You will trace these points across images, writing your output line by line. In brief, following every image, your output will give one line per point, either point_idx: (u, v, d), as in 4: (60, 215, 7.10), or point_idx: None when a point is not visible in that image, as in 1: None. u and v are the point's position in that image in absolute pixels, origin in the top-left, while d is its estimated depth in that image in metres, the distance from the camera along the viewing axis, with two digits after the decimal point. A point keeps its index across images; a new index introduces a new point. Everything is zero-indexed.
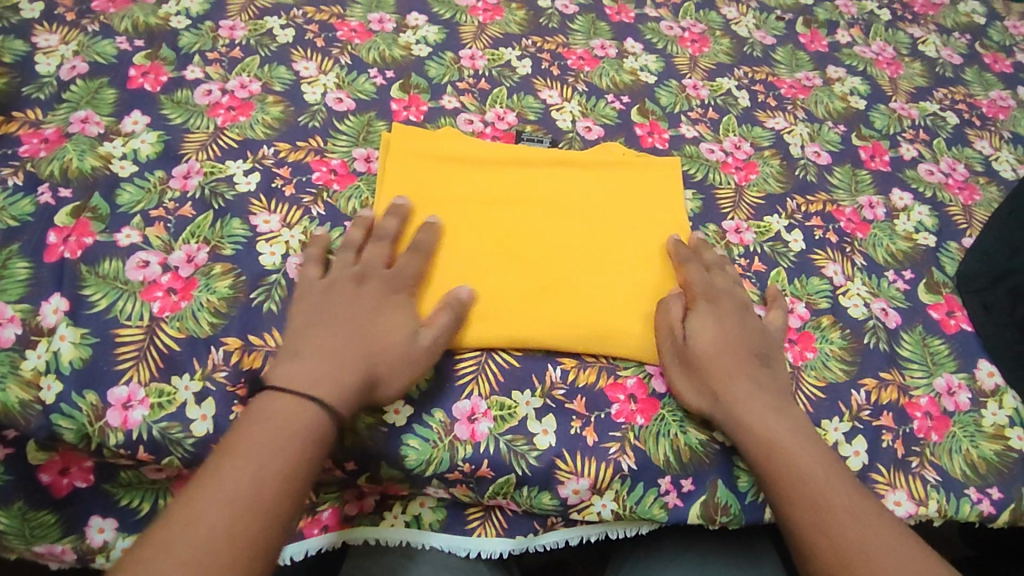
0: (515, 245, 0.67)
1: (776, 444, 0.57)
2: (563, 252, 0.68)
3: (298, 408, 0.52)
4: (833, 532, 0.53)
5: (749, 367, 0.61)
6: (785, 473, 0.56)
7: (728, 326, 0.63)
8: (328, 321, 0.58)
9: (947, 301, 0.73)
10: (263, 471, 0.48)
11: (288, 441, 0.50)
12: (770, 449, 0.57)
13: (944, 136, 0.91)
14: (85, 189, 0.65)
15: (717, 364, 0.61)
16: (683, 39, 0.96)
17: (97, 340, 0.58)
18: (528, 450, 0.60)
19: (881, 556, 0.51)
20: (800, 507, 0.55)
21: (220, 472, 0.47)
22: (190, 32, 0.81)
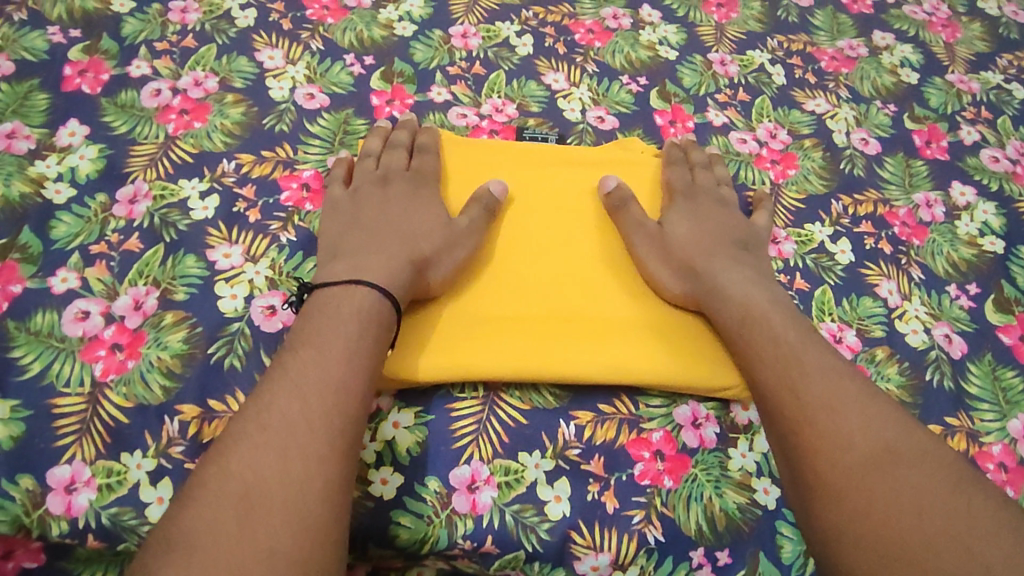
0: (525, 262, 0.58)
1: (753, 318, 0.54)
2: (584, 272, 0.58)
3: (349, 293, 0.50)
4: (801, 386, 0.50)
5: (731, 256, 0.59)
6: (763, 333, 0.53)
7: (703, 221, 0.61)
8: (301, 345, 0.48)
9: (1019, 321, 0.63)
10: (322, 357, 0.46)
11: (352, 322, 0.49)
12: (746, 321, 0.54)
13: (1010, 114, 0.79)
14: (12, 222, 0.56)
15: (689, 250, 0.59)
16: (708, 4, 0.83)
17: (30, 413, 0.49)
18: (538, 523, 0.51)
19: (850, 411, 0.48)
20: (768, 369, 0.51)
21: (291, 363, 0.46)
22: (134, 17, 0.70)
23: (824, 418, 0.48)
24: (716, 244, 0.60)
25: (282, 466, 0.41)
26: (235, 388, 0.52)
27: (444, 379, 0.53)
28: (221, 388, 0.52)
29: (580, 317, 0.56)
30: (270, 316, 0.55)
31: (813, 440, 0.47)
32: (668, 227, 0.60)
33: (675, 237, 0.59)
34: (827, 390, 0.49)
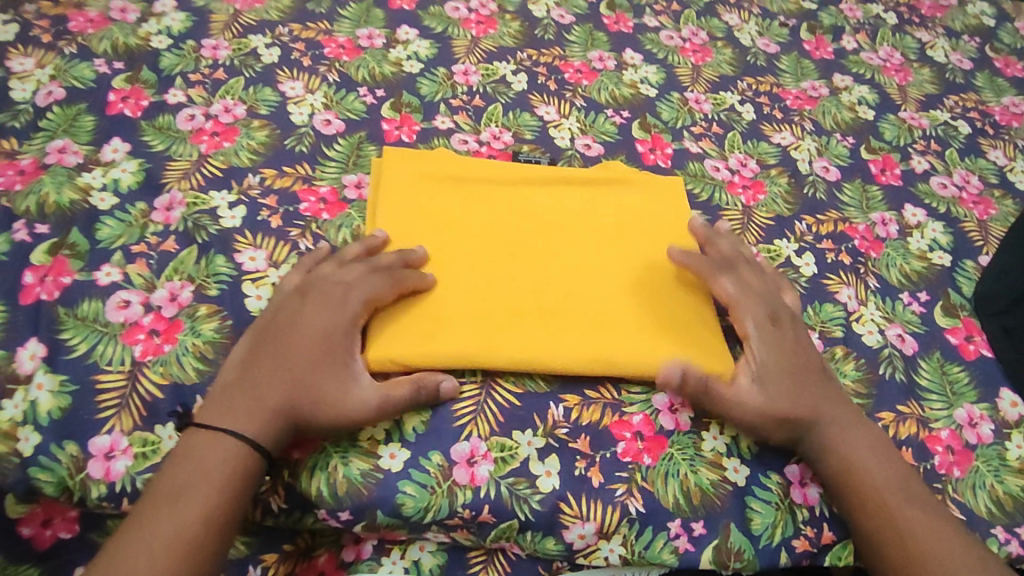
0: (523, 261, 0.64)
1: (856, 467, 0.57)
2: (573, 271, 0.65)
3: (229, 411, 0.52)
4: (903, 525, 0.54)
5: (820, 375, 0.61)
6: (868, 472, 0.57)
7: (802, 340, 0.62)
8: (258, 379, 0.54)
9: (964, 324, 0.71)
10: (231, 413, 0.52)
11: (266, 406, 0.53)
12: (847, 470, 0.57)
13: (957, 146, 0.88)
14: (63, 225, 0.62)
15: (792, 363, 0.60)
16: (684, 49, 0.92)
17: (76, 388, 0.55)
18: (530, 495, 0.57)
19: (927, 535, 0.54)
20: (872, 505, 0.55)
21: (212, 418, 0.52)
22: (171, 52, 0.78)
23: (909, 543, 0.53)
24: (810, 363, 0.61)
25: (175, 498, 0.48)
26: None
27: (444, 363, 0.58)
28: None
29: (570, 311, 0.62)
30: None
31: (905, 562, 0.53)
32: (789, 349, 0.61)
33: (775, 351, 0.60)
34: (920, 521, 0.54)
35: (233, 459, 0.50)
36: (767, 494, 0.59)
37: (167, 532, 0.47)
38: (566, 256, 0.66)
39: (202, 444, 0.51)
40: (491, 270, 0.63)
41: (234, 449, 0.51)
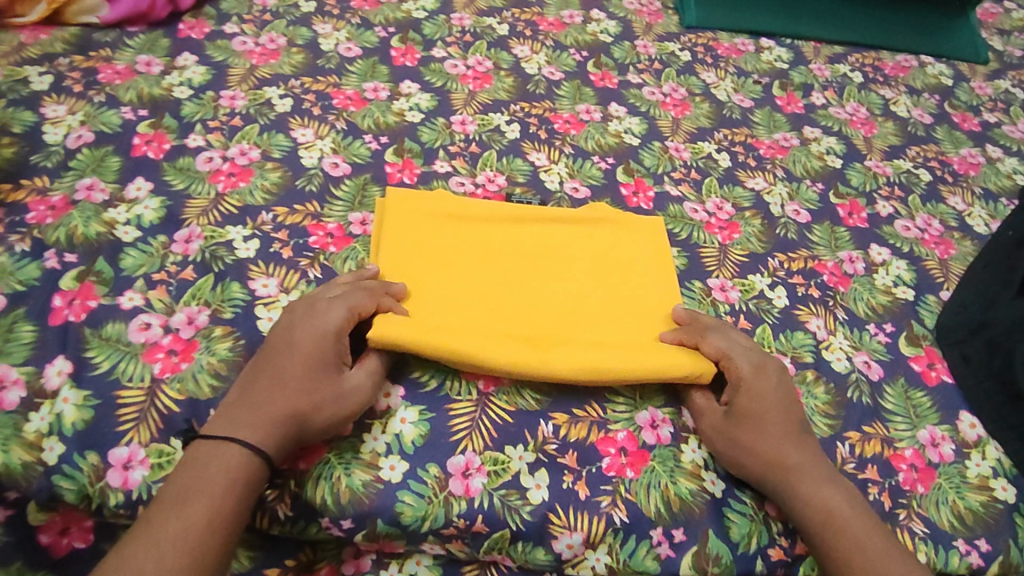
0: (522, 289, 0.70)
1: (837, 514, 0.59)
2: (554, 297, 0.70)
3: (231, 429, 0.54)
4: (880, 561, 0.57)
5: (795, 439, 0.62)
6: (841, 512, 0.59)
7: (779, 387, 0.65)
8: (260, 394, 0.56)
9: (927, 353, 0.76)
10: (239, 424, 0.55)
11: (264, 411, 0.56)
12: (830, 520, 0.59)
13: (918, 193, 0.95)
14: (89, 254, 0.67)
15: (764, 419, 0.62)
16: (665, 103, 1.00)
17: (99, 402, 0.59)
18: (521, 505, 0.60)
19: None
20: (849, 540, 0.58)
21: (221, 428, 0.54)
22: (192, 101, 0.85)
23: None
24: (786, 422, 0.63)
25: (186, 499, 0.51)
26: None
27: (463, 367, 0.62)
28: None
29: (553, 333, 0.67)
30: None
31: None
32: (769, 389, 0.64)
33: (749, 407, 0.63)
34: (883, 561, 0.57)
35: (232, 473, 0.52)
36: (743, 506, 0.63)
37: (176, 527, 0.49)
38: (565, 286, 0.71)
39: (204, 465, 0.52)
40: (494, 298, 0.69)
41: (235, 462, 0.53)
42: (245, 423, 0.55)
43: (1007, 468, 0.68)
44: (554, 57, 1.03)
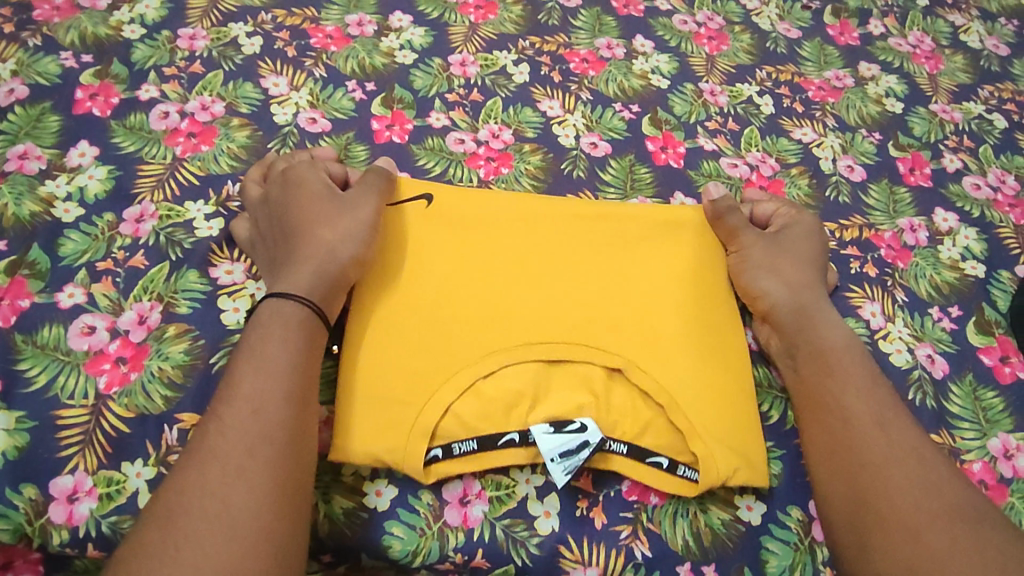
0: (551, 276, 0.60)
1: (830, 354, 0.57)
2: (576, 318, 0.58)
3: (283, 318, 0.50)
4: (890, 427, 0.53)
5: (816, 283, 0.63)
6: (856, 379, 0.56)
7: (802, 246, 0.64)
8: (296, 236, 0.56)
9: (1000, 344, 0.65)
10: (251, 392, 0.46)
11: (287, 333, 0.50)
12: (826, 355, 0.57)
13: (992, 142, 0.82)
14: (23, 240, 0.58)
15: (796, 265, 0.63)
16: (699, 36, 0.86)
17: (34, 424, 0.51)
18: (528, 538, 0.53)
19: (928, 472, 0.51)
20: (863, 405, 0.54)
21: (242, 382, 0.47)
22: (144, 43, 0.72)
23: (891, 429, 0.53)
24: (810, 269, 0.63)
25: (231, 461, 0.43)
26: None
27: (460, 373, 0.55)
28: None
29: (571, 304, 0.59)
30: None
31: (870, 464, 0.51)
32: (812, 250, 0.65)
33: (796, 262, 0.63)
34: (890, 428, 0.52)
35: (278, 338, 0.49)
36: (786, 534, 0.55)
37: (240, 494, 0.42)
38: (581, 263, 0.61)
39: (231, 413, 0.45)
40: (506, 290, 0.59)
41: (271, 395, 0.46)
42: (286, 278, 0.53)
43: None
44: None
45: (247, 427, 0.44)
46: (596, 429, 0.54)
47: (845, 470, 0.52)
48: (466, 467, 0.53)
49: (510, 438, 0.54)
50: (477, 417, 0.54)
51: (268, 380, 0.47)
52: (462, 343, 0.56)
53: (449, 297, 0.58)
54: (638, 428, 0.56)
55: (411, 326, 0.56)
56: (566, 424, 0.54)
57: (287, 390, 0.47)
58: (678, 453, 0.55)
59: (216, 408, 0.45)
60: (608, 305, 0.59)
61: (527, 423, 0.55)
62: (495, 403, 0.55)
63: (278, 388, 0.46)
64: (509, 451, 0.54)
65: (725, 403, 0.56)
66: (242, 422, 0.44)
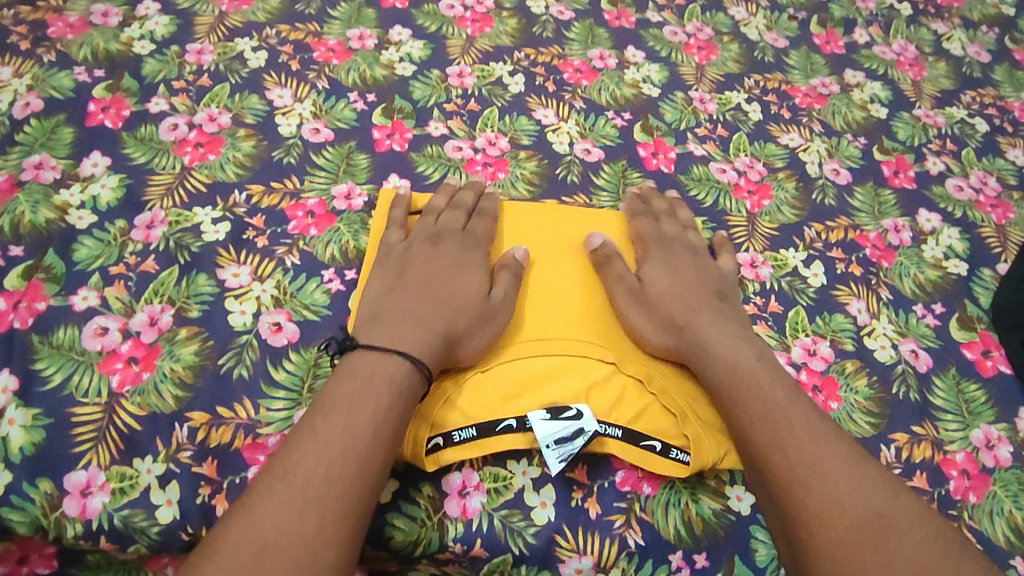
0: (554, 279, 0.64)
1: (740, 365, 0.57)
2: (571, 311, 0.62)
3: (385, 359, 0.52)
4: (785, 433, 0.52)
5: (710, 303, 0.62)
6: (750, 394, 0.55)
7: (681, 272, 0.65)
8: (418, 293, 0.59)
9: (982, 339, 0.67)
10: (353, 418, 0.48)
11: (383, 361, 0.52)
12: (735, 373, 0.57)
13: (974, 146, 0.84)
14: (38, 246, 0.60)
15: (659, 295, 0.62)
16: (689, 46, 0.89)
17: (50, 421, 0.53)
18: (525, 527, 0.55)
19: (835, 469, 0.50)
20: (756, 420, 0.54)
21: (336, 403, 0.49)
22: (154, 58, 0.75)
23: (785, 432, 0.52)
24: (701, 291, 0.63)
25: (312, 471, 0.46)
26: (244, 396, 0.56)
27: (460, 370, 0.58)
28: (230, 397, 0.56)
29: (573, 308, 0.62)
30: (275, 331, 0.59)
31: (777, 441, 0.52)
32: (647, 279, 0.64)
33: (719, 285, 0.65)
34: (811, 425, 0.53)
35: (378, 385, 0.51)
36: None
37: (318, 513, 0.44)
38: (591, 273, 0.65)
39: (323, 427, 0.48)
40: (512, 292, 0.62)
41: (367, 420, 0.49)
42: (384, 332, 0.55)
43: None
44: None
45: (343, 473, 0.46)
46: (592, 416, 0.56)
47: (750, 448, 0.53)
48: (466, 454, 0.55)
49: (508, 424, 0.56)
50: (476, 405, 0.57)
51: (374, 422, 0.49)
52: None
53: None
54: (631, 415, 0.58)
55: None
56: (562, 410, 0.56)
57: (389, 440, 0.49)
58: (670, 436, 0.57)
59: (310, 426, 0.48)
60: (607, 307, 0.63)
61: (524, 411, 0.57)
62: (491, 395, 0.57)
63: (381, 437, 0.49)
64: (508, 437, 0.56)
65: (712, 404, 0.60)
66: (340, 464, 0.46)
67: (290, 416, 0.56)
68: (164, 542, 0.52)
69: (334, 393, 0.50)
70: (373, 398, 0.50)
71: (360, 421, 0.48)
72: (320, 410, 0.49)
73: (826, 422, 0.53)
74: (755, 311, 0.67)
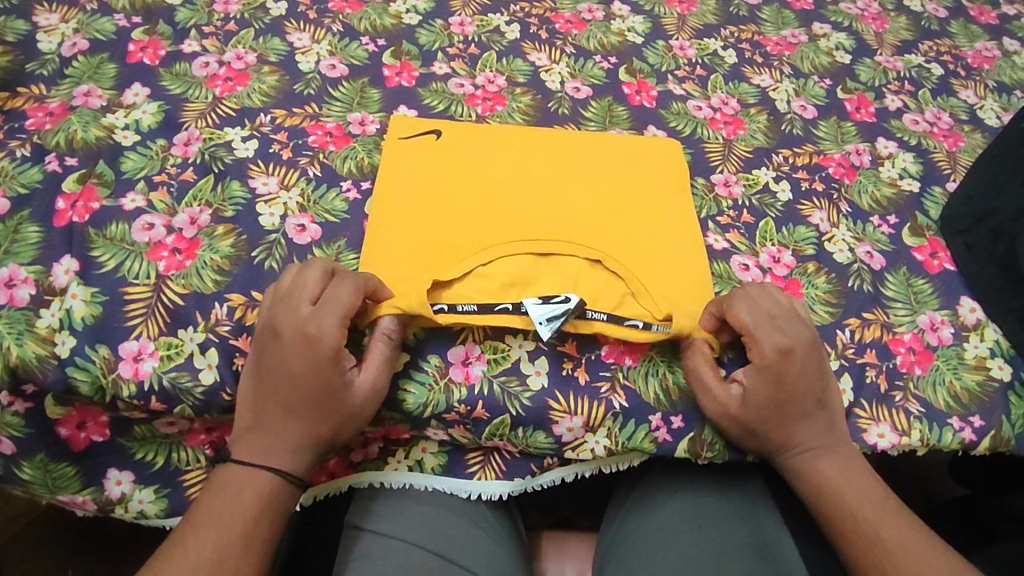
0: (541, 187, 0.71)
1: (826, 485, 0.60)
2: (559, 216, 0.69)
3: (252, 474, 0.55)
4: (880, 556, 0.57)
5: (808, 413, 0.60)
6: (840, 514, 0.59)
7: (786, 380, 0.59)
8: (274, 390, 0.55)
9: (930, 243, 0.76)
10: (223, 533, 0.53)
11: (256, 472, 0.55)
12: (823, 489, 0.60)
13: (930, 87, 0.92)
14: (90, 158, 0.68)
15: (759, 409, 0.59)
16: (670, 1, 0.97)
17: (106, 298, 0.61)
18: (521, 392, 0.62)
19: None
20: (850, 543, 0.58)
21: (213, 508, 0.54)
22: (185, 7, 0.83)
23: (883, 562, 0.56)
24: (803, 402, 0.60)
25: None
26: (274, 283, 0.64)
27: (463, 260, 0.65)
28: (263, 283, 0.64)
29: (560, 211, 0.70)
30: (300, 230, 0.67)
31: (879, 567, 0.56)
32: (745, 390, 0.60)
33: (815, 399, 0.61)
34: (903, 538, 0.57)
35: (244, 493, 0.54)
36: None
37: None
38: (576, 181, 0.72)
39: (196, 534, 0.52)
40: (503, 198, 0.70)
41: (235, 529, 0.53)
42: (259, 448, 0.56)
43: (1005, 349, 0.69)
44: None
45: None
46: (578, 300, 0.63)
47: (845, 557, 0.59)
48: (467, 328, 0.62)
49: (504, 307, 0.63)
50: (479, 295, 0.64)
51: (243, 534, 0.53)
52: (468, 239, 0.66)
53: (455, 202, 0.69)
54: (614, 302, 0.65)
55: (428, 225, 0.67)
56: (552, 297, 0.64)
57: (260, 548, 0.54)
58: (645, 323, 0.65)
59: (186, 532, 0.53)
60: (591, 217, 0.70)
61: (519, 299, 0.64)
62: (493, 283, 0.64)
63: (252, 546, 0.53)
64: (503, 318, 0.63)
65: (690, 286, 0.67)
66: None
67: None
68: (207, 402, 0.59)
69: (198, 509, 0.54)
70: (241, 508, 0.54)
71: (229, 536, 0.53)
72: (193, 523, 0.53)
73: (912, 528, 0.58)
74: (729, 221, 0.74)
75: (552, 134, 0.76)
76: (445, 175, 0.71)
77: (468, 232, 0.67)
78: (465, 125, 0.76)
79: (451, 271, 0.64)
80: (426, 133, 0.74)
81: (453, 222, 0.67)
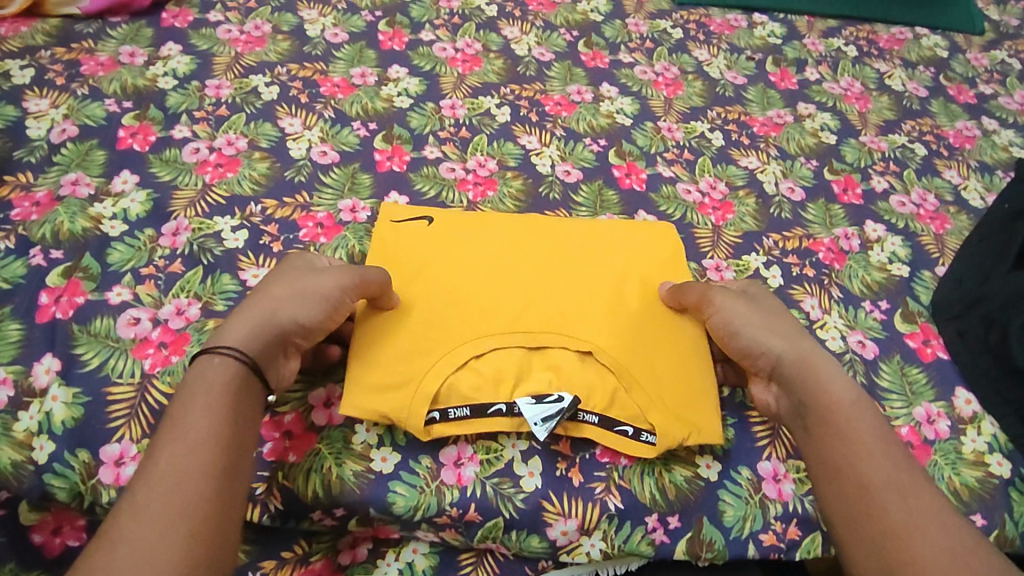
0: (534, 278, 0.70)
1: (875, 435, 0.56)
2: (550, 308, 0.68)
3: (240, 387, 0.50)
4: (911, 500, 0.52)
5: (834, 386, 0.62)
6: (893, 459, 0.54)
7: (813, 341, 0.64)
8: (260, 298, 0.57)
9: (922, 330, 0.76)
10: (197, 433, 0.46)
11: (240, 390, 0.50)
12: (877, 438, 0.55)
13: (914, 167, 0.94)
14: (76, 250, 0.67)
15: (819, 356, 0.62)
16: (657, 82, 0.99)
17: (89, 399, 0.59)
18: (514, 493, 0.61)
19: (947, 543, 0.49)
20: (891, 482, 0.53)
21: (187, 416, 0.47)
22: (177, 92, 0.84)
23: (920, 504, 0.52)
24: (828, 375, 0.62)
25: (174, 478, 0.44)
26: None
27: (453, 353, 0.63)
28: None
29: (553, 303, 0.68)
30: None
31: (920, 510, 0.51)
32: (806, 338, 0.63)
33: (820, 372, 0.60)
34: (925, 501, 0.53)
35: (215, 392, 0.49)
36: (738, 489, 0.64)
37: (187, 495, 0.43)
38: (567, 271, 0.72)
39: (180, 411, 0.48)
40: (493, 290, 0.69)
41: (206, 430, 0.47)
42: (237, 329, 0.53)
43: (1003, 443, 0.68)
44: (544, 37, 1.02)
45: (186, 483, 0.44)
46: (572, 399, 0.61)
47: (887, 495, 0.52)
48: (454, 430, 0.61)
49: (497, 408, 0.62)
50: (475, 388, 0.62)
51: (207, 433, 0.47)
52: (457, 332, 0.65)
53: (444, 293, 0.67)
54: (607, 398, 0.63)
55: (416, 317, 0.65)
56: (544, 396, 0.62)
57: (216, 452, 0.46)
58: (639, 419, 0.63)
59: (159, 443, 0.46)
60: (584, 308, 0.68)
61: (512, 398, 0.62)
62: (484, 379, 0.62)
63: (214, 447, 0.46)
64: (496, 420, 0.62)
65: (684, 379, 0.65)
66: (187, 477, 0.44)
67: (305, 395, 0.63)
68: None
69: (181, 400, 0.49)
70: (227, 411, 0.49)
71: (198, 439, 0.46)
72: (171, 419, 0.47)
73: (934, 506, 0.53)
74: None
75: (546, 223, 0.76)
76: (433, 267, 0.70)
77: (457, 325, 0.65)
78: (456, 215, 0.75)
79: (442, 367, 0.62)
80: (417, 220, 0.74)
81: (442, 314, 0.66)
